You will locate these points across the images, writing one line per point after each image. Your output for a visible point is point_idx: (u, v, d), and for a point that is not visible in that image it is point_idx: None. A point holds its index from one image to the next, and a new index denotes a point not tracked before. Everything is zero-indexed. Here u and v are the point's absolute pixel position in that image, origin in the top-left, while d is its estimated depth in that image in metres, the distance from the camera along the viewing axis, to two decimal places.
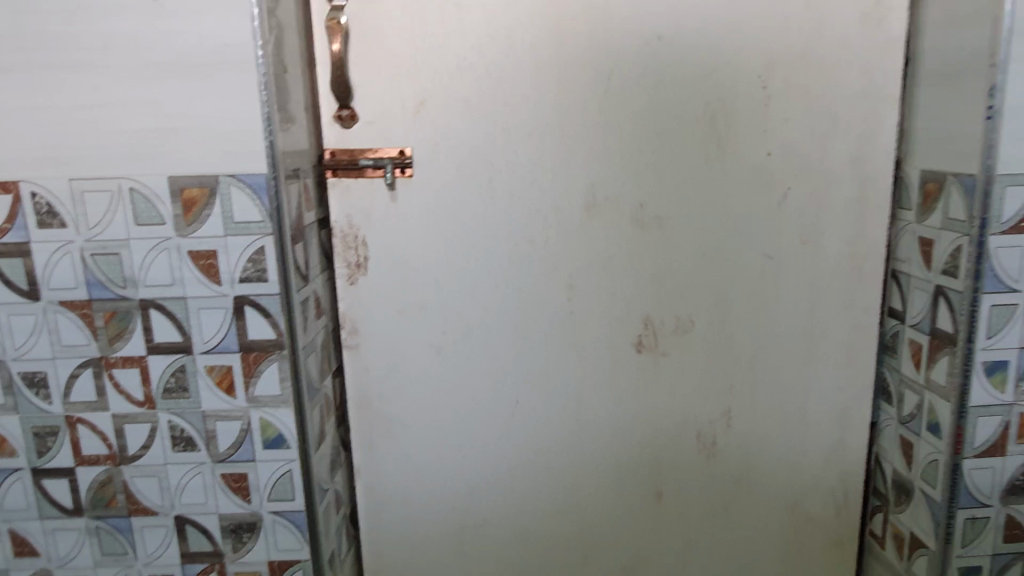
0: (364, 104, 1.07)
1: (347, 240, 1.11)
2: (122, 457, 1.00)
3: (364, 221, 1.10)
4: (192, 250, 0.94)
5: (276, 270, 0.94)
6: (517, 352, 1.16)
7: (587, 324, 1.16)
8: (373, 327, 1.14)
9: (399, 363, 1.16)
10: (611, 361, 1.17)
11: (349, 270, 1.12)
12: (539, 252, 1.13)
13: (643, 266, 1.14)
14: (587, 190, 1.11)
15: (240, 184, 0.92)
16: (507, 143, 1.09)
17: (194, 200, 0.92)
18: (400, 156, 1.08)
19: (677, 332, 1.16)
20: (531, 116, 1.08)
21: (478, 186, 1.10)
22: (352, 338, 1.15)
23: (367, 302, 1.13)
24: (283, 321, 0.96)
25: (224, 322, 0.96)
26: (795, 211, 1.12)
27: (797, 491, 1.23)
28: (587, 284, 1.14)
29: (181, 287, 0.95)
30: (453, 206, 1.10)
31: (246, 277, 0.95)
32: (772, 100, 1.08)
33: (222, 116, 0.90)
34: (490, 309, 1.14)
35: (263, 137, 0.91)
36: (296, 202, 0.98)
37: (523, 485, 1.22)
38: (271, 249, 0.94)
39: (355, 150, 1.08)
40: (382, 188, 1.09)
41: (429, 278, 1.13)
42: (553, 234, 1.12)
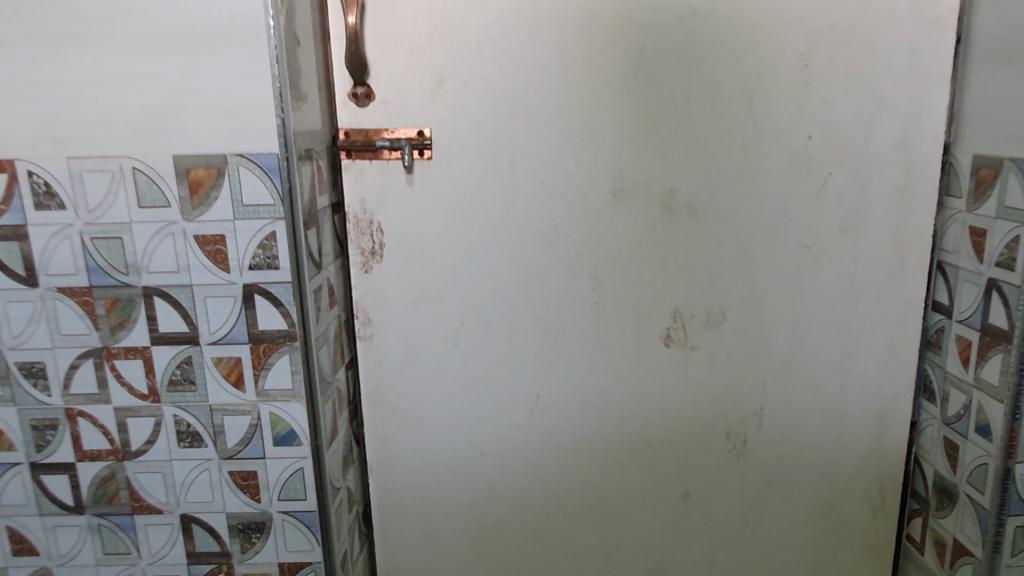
0: (381, 81, 1.00)
1: (361, 226, 1.05)
2: (124, 453, 0.95)
3: (380, 206, 1.04)
4: (198, 234, 0.88)
5: (287, 256, 0.89)
6: (540, 345, 1.10)
7: (614, 316, 1.10)
8: (389, 317, 1.09)
9: (415, 356, 1.10)
10: (638, 355, 1.11)
11: (364, 257, 1.06)
12: (564, 239, 1.06)
13: (673, 257, 1.07)
14: (615, 176, 1.04)
15: (250, 164, 0.86)
16: (530, 125, 1.02)
17: (200, 181, 0.86)
18: (418, 137, 1.02)
19: (708, 326, 1.10)
20: (556, 96, 1.01)
21: (499, 170, 1.03)
22: (366, 329, 1.09)
23: (381, 291, 1.08)
24: (295, 310, 0.91)
25: (233, 311, 0.91)
26: (835, 199, 1.05)
27: (832, 492, 1.17)
28: (614, 275, 1.08)
29: (186, 274, 0.89)
30: (474, 191, 1.04)
31: (256, 263, 0.89)
32: (815, 81, 1.01)
33: (231, 91, 0.84)
34: (512, 300, 1.09)
35: (275, 114, 0.85)
36: (308, 184, 0.92)
37: (544, 484, 1.16)
38: (283, 234, 0.88)
39: (370, 130, 1.02)
40: (398, 171, 1.03)
41: (447, 266, 1.07)
42: (578, 221, 1.06)
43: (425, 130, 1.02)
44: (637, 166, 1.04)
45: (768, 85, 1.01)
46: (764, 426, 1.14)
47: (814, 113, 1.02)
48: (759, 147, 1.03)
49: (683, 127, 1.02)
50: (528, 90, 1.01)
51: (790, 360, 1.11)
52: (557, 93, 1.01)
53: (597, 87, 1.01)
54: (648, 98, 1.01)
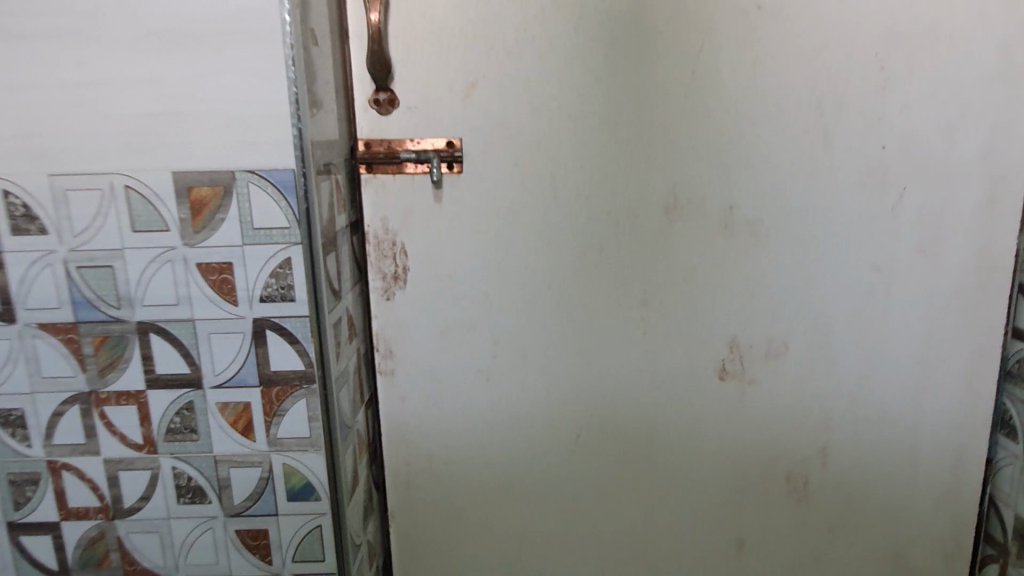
0: (406, 85, 0.89)
1: (382, 248, 0.94)
2: (116, 510, 0.83)
3: (404, 226, 0.93)
4: (201, 262, 0.76)
5: (305, 287, 0.77)
6: (581, 379, 0.99)
7: (664, 346, 0.98)
8: (413, 350, 0.97)
9: (443, 391, 0.99)
10: (690, 389, 1.00)
11: (385, 283, 0.95)
12: (610, 261, 0.95)
13: (731, 280, 0.96)
14: (668, 190, 0.93)
15: (261, 181, 0.74)
16: (575, 134, 0.91)
17: (204, 202, 0.75)
18: (448, 148, 0.91)
19: (768, 357, 0.99)
20: (603, 101, 0.90)
21: (539, 184, 0.92)
22: (388, 362, 0.98)
23: (405, 321, 0.96)
24: (313, 349, 0.79)
25: (241, 350, 0.79)
26: (912, 216, 0.95)
27: (900, 537, 1.07)
28: (664, 300, 0.97)
29: (187, 308, 0.78)
30: (510, 208, 0.93)
31: (268, 295, 0.77)
32: (891, 85, 0.91)
33: (239, 97, 0.73)
34: (551, 328, 0.97)
35: (290, 124, 0.73)
36: (326, 203, 0.81)
37: (586, 531, 1.06)
38: (299, 261, 0.76)
39: (394, 141, 0.90)
40: (425, 186, 0.92)
41: (478, 292, 0.96)
42: (626, 241, 0.94)
43: (455, 140, 0.91)
44: (693, 179, 0.93)
45: (841, 88, 0.91)
46: (828, 465, 1.04)
47: (889, 120, 0.92)
48: (828, 159, 0.93)
49: (745, 135, 0.92)
50: (572, 95, 0.90)
51: (861, 393, 1.01)
52: (605, 98, 0.90)
53: (648, 92, 0.90)
54: (706, 104, 0.90)
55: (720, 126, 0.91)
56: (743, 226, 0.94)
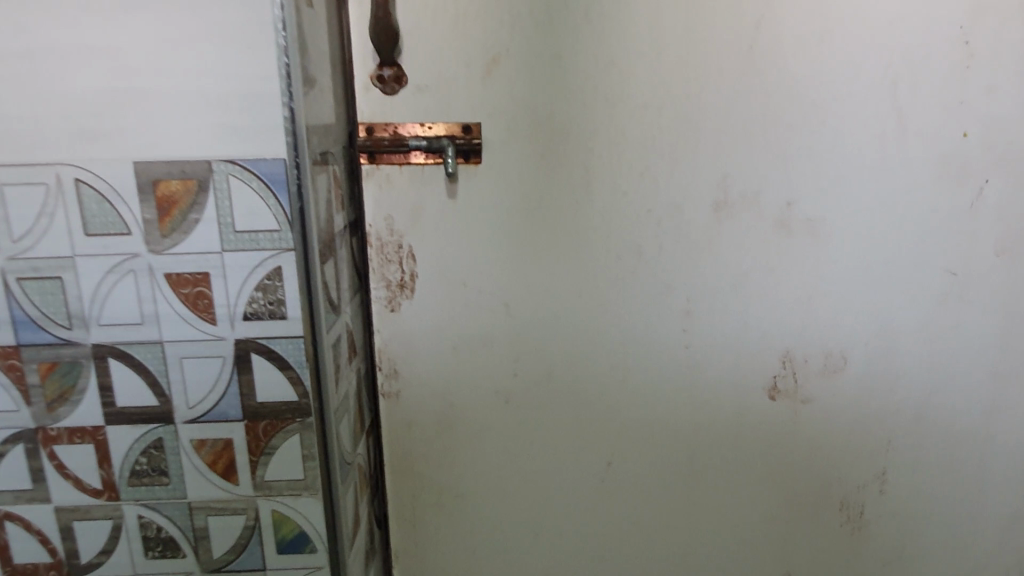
0: (415, 59, 0.75)
1: (386, 252, 0.80)
2: (71, 567, 0.70)
3: (411, 226, 0.79)
4: (171, 273, 0.63)
5: (298, 302, 0.64)
6: (613, 401, 0.87)
7: (709, 363, 0.86)
8: (421, 369, 0.84)
9: (455, 416, 0.86)
10: (736, 411, 0.88)
11: (389, 292, 0.81)
12: (650, 267, 0.82)
13: (786, 288, 0.84)
14: (717, 185, 0.80)
15: (245, 173, 0.61)
16: (612, 119, 0.78)
17: (173, 199, 0.61)
18: (464, 134, 0.77)
19: (825, 374, 0.87)
20: (644, 80, 0.77)
21: (569, 177, 0.79)
22: (392, 383, 0.84)
23: (412, 336, 0.83)
24: (308, 376, 0.66)
25: (220, 378, 0.65)
26: (992, 214, 0.83)
27: (962, 568, 0.96)
28: (710, 311, 0.84)
29: (155, 328, 0.64)
30: (535, 205, 0.80)
31: (253, 313, 0.64)
32: (976, 63, 0.78)
33: (215, 69, 0.59)
34: (580, 344, 0.84)
35: (280, 103, 0.59)
36: (323, 200, 0.68)
37: (615, 567, 0.94)
38: (292, 271, 0.63)
39: (401, 126, 0.77)
40: (436, 179, 0.78)
41: (497, 302, 0.82)
42: (669, 243, 0.82)
43: (473, 124, 0.77)
44: (749, 171, 0.80)
45: (919, 66, 0.78)
46: (886, 493, 0.92)
47: (971, 104, 0.79)
48: (899, 149, 0.80)
49: (807, 121, 0.79)
50: (610, 74, 0.77)
51: (924, 411, 0.89)
52: (647, 77, 0.77)
53: (698, 70, 0.77)
54: (763, 85, 0.77)
55: (779, 111, 0.78)
56: (800, 225, 0.82)
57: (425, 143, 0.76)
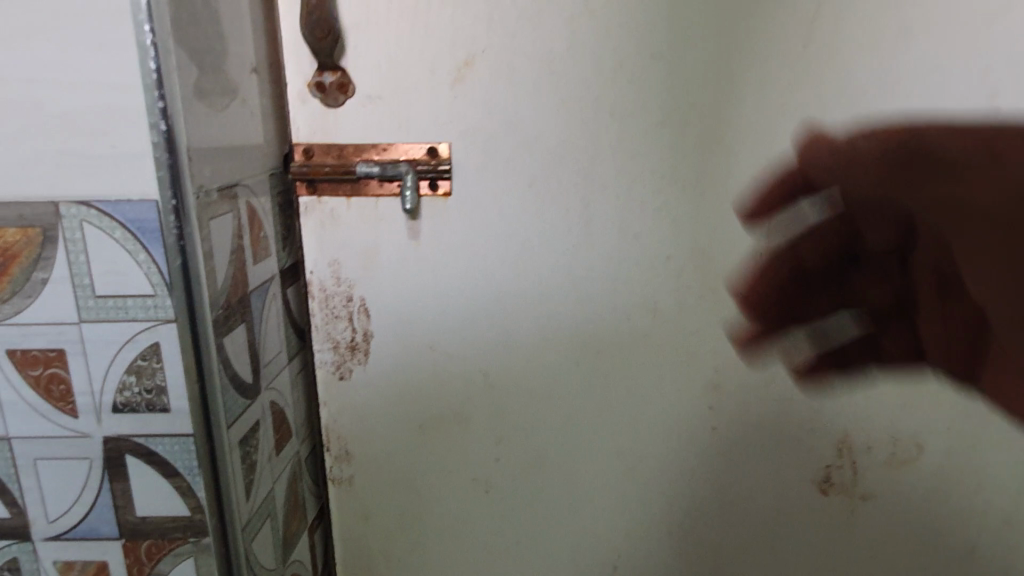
0: (363, 63, 0.58)
1: (333, 307, 0.63)
2: None
3: (362, 273, 0.62)
4: (15, 350, 0.47)
5: (184, 390, 0.47)
6: (619, 494, 0.68)
7: (743, 449, 0.67)
8: (376, 449, 0.67)
9: (418, 508, 0.69)
10: (777, 508, 0.69)
11: (338, 354, 0.64)
12: (665, 329, 0.64)
13: (847, 359, 0.64)
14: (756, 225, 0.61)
15: (104, 219, 0.44)
16: (619, 138, 0.59)
17: (9, 252, 0.45)
18: (428, 159, 0.59)
19: (894, 466, 0.67)
20: (658, 88, 0.58)
21: (565, 215, 0.61)
22: (343, 467, 0.68)
23: (366, 409, 0.66)
24: (202, 487, 0.49)
25: (88, 485, 0.49)
26: None
27: None
28: (745, 384, 0.65)
29: None
30: (518, 248, 0.62)
31: (125, 403, 0.48)
32: None
33: (58, 78, 0.42)
34: (577, 423, 0.67)
35: (149, 125, 0.42)
36: (233, 249, 0.51)
37: None
38: (172, 349, 0.46)
39: (347, 148, 0.60)
40: (394, 216, 0.61)
41: (469, 370, 0.65)
42: (691, 298, 0.63)
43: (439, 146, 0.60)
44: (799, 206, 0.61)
45: None
46: None
47: None
48: None
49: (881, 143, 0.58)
50: (617, 81, 0.58)
51: None
52: (665, 84, 0.58)
53: (731, 75, 0.58)
54: (820, 95, 0.58)
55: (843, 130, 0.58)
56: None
57: (377, 169, 0.58)
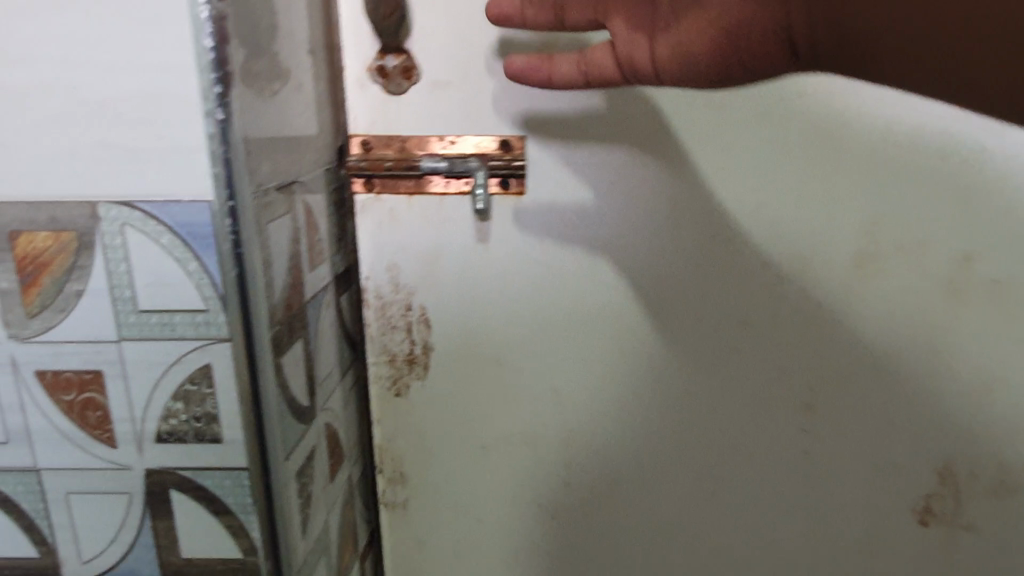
0: (431, 44, 0.51)
1: (390, 316, 0.58)
2: None
3: (423, 279, 0.56)
4: (45, 372, 0.41)
5: (239, 417, 0.41)
6: (695, 519, 0.63)
7: (833, 475, 0.61)
8: (433, 470, 0.61)
9: (476, 533, 0.63)
10: (869, 536, 0.63)
11: (396, 368, 0.59)
12: (757, 344, 0.58)
13: (960, 379, 0.57)
14: (868, 230, 0.54)
15: (149, 223, 0.38)
16: (713, 132, 0.53)
17: (41, 260, 0.39)
18: (502, 152, 0.53)
19: (999, 494, 0.60)
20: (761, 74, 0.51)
21: (652, 216, 0.55)
22: (396, 491, 0.62)
23: (422, 427, 0.60)
24: (257, 527, 0.43)
25: (128, 523, 0.43)
26: None
27: None
28: (839, 403, 0.59)
29: (27, 449, 0.42)
30: (597, 251, 0.56)
31: (172, 432, 0.42)
32: None
33: (97, 57, 0.36)
34: (655, 443, 0.61)
35: (203, 112, 0.36)
36: (289, 255, 0.44)
37: None
38: (226, 370, 0.40)
39: (411, 139, 0.53)
40: (461, 216, 0.55)
41: (538, 385, 0.59)
42: (786, 309, 0.57)
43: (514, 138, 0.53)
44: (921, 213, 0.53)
45: None
46: None
47: None
48: None
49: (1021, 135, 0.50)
50: None
51: None
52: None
53: None
54: None
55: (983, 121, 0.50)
56: (999, 291, 0.54)
57: (445, 164, 0.52)
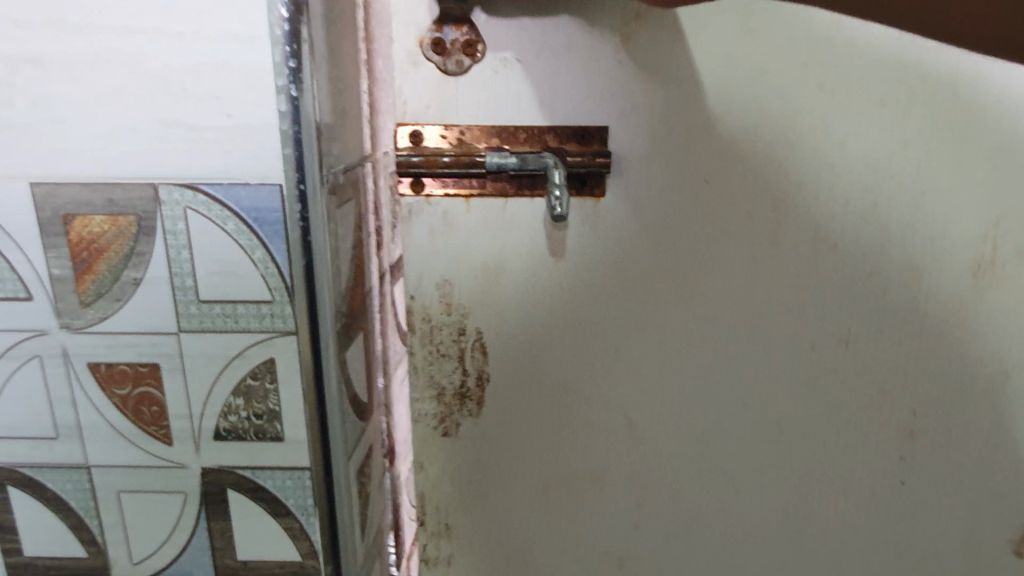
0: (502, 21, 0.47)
1: (438, 344, 0.53)
2: None
3: (480, 296, 0.52)
4: (99, 364, 0.38)
5: (302, 415, 0.39)
6: (772, 547, 0.57)
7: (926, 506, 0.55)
8: (488, 484, 0.57)
9: (535, 557, 0.59)
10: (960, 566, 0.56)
11: (444, 404, 0.55)
12: (848, 364, 0.52)
13: None
14: (981, 229, 0.48)
15: (213, 208, 0.35)
16: (816, 127, 0.47)
17: (97, 246, 0.36)
18: (579, 150, 0.48)
19: None
20: (875, 43, 0.46)
21: (737, 216, 0.50)
22: (439, 543, 0.59)
23: (476, 440, 0.56)
24: (318, 530, 0.41)
25: (183, 523, 0.41)
26: None
27: None
28: (942, 423, 0.53)
29: (77, 445, 0.40)
30: (678, 253, 0.51)
31: (231, 429, 0.39)
32: None
33: (162, 27, 0.33)
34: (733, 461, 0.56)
35: (275, 88, 0.34)
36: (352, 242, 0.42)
37: None
38: (290, 365, 0.38)
39: (470, 133, 0.49)
40: (529, 222, 0.50)
41: (604, 399, 0.54)
42: (883, 325, 0.51)
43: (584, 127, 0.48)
44: None
45: None
46: None
47: None
48: None
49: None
50: (835, 50, 0.46)
51: None
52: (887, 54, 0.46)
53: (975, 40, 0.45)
54: None
55: None
56: None
57: (515, 160, 0.48)
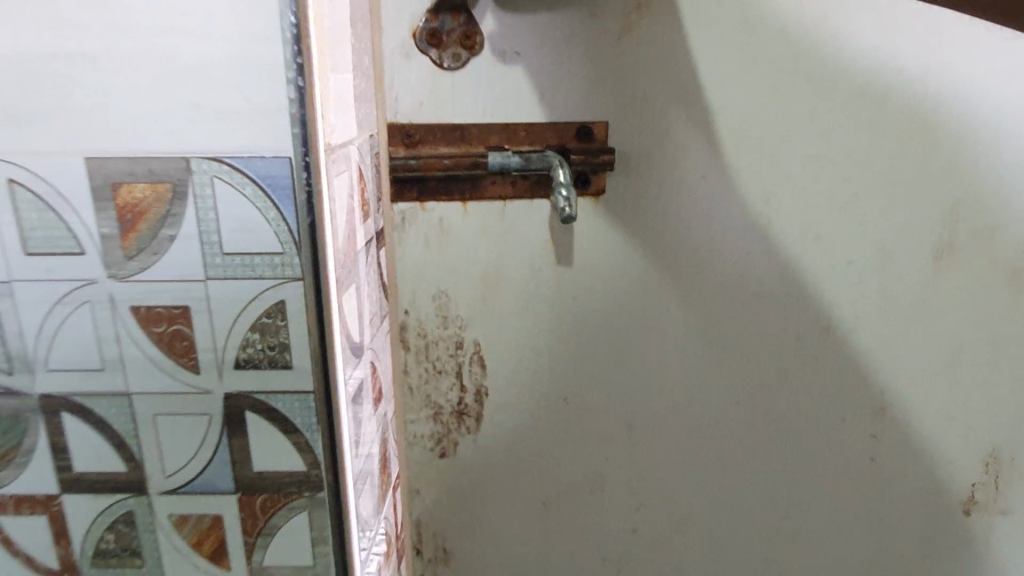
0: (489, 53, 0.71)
1: (442, 365, 0.82)
2: None
3: (475, 303, 0.79)
4: (140, 306, 0.47)
5: (307, 347, 0.48)
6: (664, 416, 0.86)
7: (783, 418, 0.88)
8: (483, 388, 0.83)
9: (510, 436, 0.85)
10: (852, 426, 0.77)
11: (443, 423, 0.84)
12: (711, 284, 0.81)
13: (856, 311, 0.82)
14: (799, 201, 0.78)
15: (234, 176, 0.44)
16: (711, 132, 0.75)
17: (139, 209, 0.45)
18: (582, 149, 0.74)
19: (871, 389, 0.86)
20: (785, 56, 0.72)
21: (643, 196, 0.77)
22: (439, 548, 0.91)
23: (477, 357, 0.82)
24: (320, 442, 0.50)
25: (208, 440, 0.50)
26: None
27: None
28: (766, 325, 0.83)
29: (120, 375, 0.48)
30: (613, 219, 0.77)
31: (248, 360, 0.48)
32: None
33: (197, 34, 0.42)
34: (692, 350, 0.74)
35: (286, 80, 0.42)
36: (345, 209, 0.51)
37: None
38: (296, 306, 0.47)
39: (468, 135, 0.73)
40: (511, 216, 0.76)
41: (557, 320, 0.80)
42: (732, 259, 0.80)
43: (555, 135, 0.74)
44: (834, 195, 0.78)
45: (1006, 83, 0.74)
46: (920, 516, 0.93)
47: None
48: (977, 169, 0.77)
49: (938, 101, 0.74)
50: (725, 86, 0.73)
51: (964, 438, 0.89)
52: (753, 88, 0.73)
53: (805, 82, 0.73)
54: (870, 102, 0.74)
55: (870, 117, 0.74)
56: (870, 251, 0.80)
57: (518, 160, 0.72)
